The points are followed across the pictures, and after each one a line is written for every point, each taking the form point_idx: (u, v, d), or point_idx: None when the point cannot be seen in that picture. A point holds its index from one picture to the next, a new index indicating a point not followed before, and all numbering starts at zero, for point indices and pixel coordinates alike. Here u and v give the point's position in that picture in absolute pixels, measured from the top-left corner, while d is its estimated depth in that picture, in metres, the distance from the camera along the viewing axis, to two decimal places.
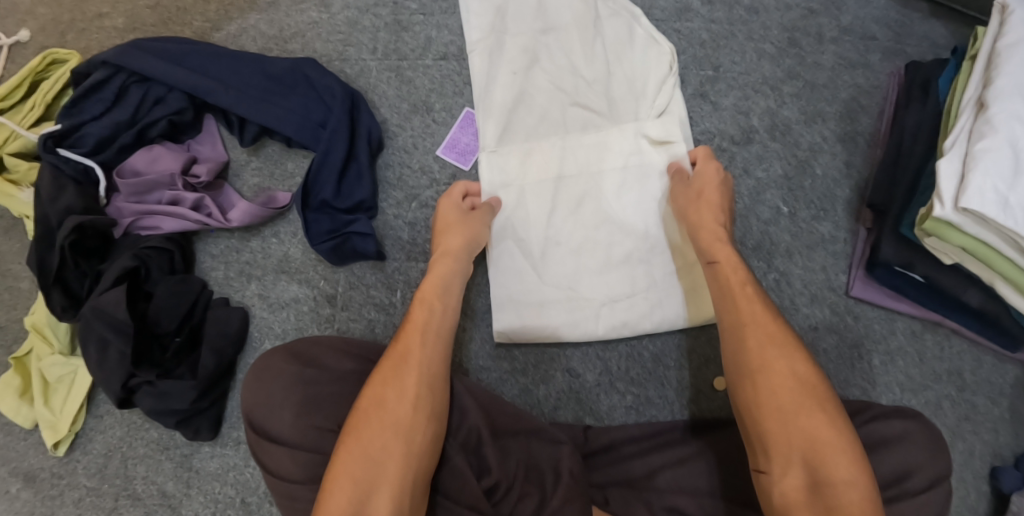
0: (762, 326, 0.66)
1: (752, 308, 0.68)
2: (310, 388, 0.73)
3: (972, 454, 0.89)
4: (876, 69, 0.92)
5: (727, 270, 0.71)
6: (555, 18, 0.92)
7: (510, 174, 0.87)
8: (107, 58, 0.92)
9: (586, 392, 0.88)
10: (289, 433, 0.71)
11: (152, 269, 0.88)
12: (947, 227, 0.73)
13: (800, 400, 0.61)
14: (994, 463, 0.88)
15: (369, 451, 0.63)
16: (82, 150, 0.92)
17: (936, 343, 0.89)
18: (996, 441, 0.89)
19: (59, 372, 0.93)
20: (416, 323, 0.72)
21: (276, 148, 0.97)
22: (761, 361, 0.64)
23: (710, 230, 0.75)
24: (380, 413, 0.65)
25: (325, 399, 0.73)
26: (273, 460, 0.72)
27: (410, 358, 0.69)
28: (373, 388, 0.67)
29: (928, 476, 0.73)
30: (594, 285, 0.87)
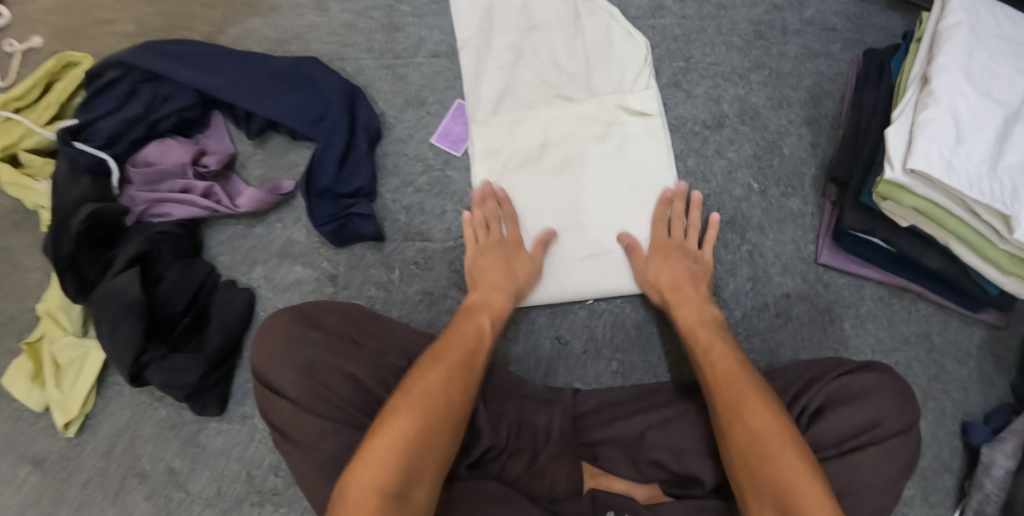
0: (736, 382, 0.70)
1: (727, 364, 0.73)
2: (309, 348, 0.77)
3: (943, 412, 0.94)
4: (837, 58, 1.00)
5: (702, 332, 0.78)
6: (538, 17, 1.00)
7: (498, 141, 0.96)
8: (120, 59, 0.99)
9: (574, 360, 0.93)
10: (291, 387, 0.76)
11: (162, 252, 0.93)
12: (899, 190, 0.80)
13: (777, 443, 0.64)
14: (964, 419, 0.94)
15: (422, 429, 0.65)
16: (96, 144, 0.97)
17: (903, 307, 0.95)
18: (965, 399, 0.95)
19: (71, 355, 0.96)
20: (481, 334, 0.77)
21: (280, 141, 1.03)
22: (741, 406, 0.68)
23: (690, 293, 0.83)
24: (437, 399, 0.67)
25: (329, 365, 0.77)
26: (276, 417, 0.75)
27: (469, 361, 0.73)
28: (427, 375, 0.69)
29: (895, 424, 0.75)
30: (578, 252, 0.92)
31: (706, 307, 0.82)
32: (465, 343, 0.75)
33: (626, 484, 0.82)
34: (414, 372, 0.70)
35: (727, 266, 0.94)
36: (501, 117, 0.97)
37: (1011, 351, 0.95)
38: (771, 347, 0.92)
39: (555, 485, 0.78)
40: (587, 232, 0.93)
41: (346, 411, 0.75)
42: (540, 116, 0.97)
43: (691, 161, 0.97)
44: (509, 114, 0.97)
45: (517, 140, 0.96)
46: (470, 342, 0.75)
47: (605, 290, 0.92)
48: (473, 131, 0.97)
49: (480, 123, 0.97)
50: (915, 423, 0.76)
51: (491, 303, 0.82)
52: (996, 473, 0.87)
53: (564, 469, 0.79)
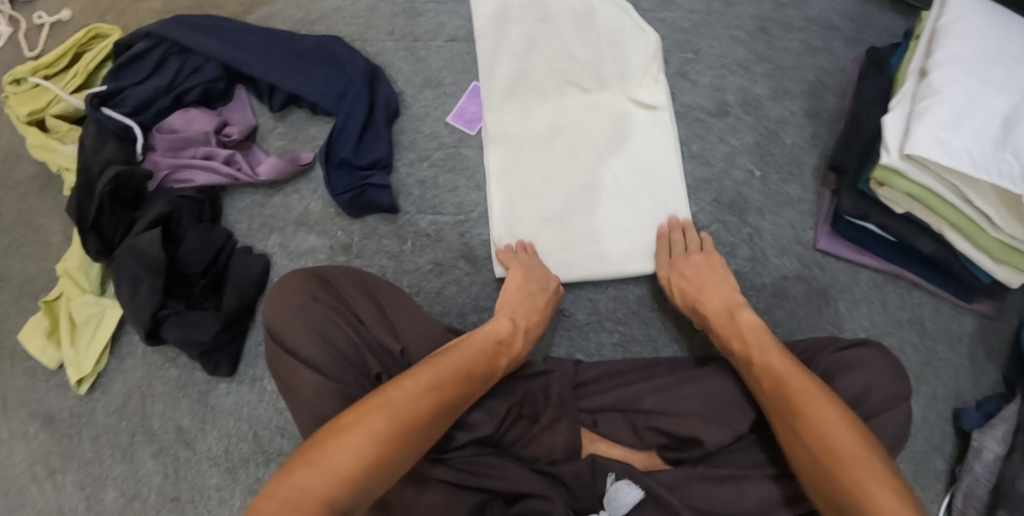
0: (815, 408, 0.65)
1: (803, 384, 0.68)
2: (320, 307, 0.78)
3: (935, 397, 0.97)
4: (839, 54, 1.04)
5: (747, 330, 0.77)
6: (553, 7, 1.03)
7: (512, 126, 1.00)
8: (151, 30, 1.03)
9: (578, 330, 0.95)
10: (298, 342, 0.76)
11: (183, 216, 0.97)
12: (894, 175, 0.84)
13: (855, 477, 0.60)
14: (956, 406, 0.96)
15: (372, 464, 0.60)
16: (125, 110, 1.01)
17: (898, 294, 0.98)
18: (957, 385, 0.97)
19: (88, 312, 0.99)
20: (480, 365, 0.74)
21: (301, 116, 1.06)
22: (823, 433, 0.63)
23: (730, 298, 0.83)
24: (399, 437, 0.63)
25: (338, 327, 0.78)
26: (286, 376, 0.76)
27: (451, 395, 0.69)
28: (399, 403, 0.65)
29: (889, 395, 0.78)
30: (583, 229, 0.95)
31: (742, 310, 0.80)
32: (457, 372, 0.71)
33: (625, 451, 0.83)
34: (382, 394, 0.66)
35: (728, 247, 0.97)
36: (513, 103, 1.01)
37: (1003, 341, 0.98)
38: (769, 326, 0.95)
39: (553, 449, 0.79)
40: (593, 214, 0.95)
41: (356, 373, 0.77)
42: (552, 103, 1.01)
43: (695, 146, 1.01)
44: (522, 102, 1.01)
45: (528, 124, 1.00)
46: (459, 371, 0.71)
47: (610, 271, 0.94)
48: (487, 114, 1.01)
49: (493, 105, 1.01)
50: (908, 394, 0.80)
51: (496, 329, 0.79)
52: (985, 456, 0.89)
53: (565, 431, 0.80)
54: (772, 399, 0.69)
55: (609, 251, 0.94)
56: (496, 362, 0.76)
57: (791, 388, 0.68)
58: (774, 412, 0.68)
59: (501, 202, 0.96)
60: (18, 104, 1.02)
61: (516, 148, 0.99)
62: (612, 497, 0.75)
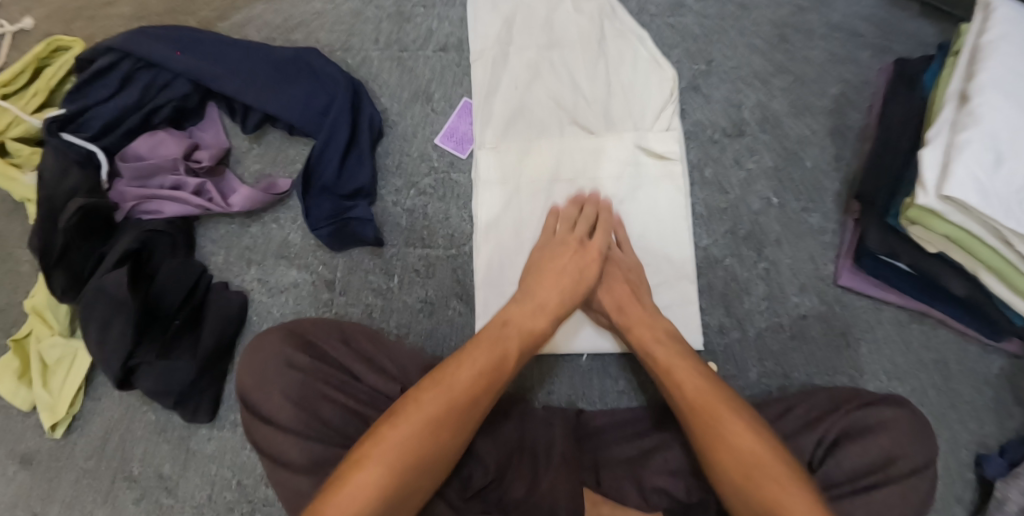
0: (717, 406, 0.66)
1: (700, 385, 0.69)
2: (295, 371, 0.71)
3: (956, 441, 0.90)
4: (866, 65, 0.94)
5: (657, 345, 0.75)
6: (561, 35, 0.97)
7: (508, 168, 0.91)
8: (113, 45, 0.93)
9: (580, 376, 0.88)
10: (275, 412, 0.70)
11: (154, 252, 0.90)
12: (931, 216, 0.76)
13: (764, 472, 0.61)
14: (979, 452, 0.89)
15: (391, 489, 0.58)
16: (86, 135, 0.93)
17: (922, 333, 0.91)
18: (981, 430, 0.90)
19: (58, 353, 0.94)
20: (499, 361, 0.68)
21: (277, 136, 0.98)
22: (724, 437, 0.64)
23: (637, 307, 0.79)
24: (416, 459, 0.60)
25: (322, 392, 0.71)
26: (268, 448, 0.69)
27: (471, 400, 0.64)
28: (416, 420, 0.61)
29: (913, 461, 0.73)
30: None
31: (659, 319, 0.78)
32: (474, 372, 0.66)
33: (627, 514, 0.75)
34: (396, 413, 0.62)
35: (742, 284, 0.90)
36: (511, 140, 0.93)
37: None
38: (784, 370, 0.88)
39: (555, 505, 0.71)
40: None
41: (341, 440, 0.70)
42: (553, 142, 0.92)
43: (708, 171, 0.93)
44: (521, 141, 0.93)
45: (526, 166, 0.91)
46: (478, 374, 0.66)
47: (607, 340, 0.87)
48: (481, 156, 0.92)
49: (488, 142, 0.93)
50: (933, 459, 0.74)
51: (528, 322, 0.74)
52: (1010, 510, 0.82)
53: (567, 489, 0.72)
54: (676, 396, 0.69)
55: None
56: (513, 354, 0.70)
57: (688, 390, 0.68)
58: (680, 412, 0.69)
59: (489, 254, 0.89)
60: None
61: (512, 193, 0.90)
62: None
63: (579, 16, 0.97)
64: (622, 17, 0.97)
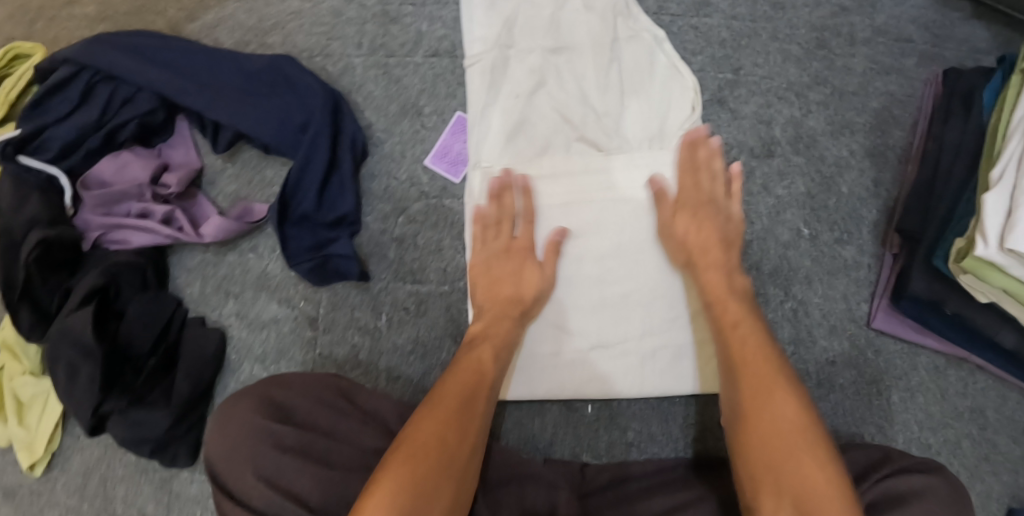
0: (761, 375, 0.60)
1: (753, 352, 0.63)
2: (271, 440, 0.65)
3: (988, 495, 0.80)
4: (911, 75, 0.85)
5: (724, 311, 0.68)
6: (569, 37, 0.85)
7: None
8: (70, 55, 0.85)
9: (585, 427, 0.81)
10: (250, 492, 0.64)
11: (122, 286, 0.83)
12: (990, 268, 0.65)
13: (782, 447, 0.55)
14: (1011, 506, 0.80)
15: (415, 498, 0.55)
16: (47, 157, 0.85)
17: (959, 379, 0.82)
18: (1017, 482, 0.80)
19: (32, 391, 0.88)
20: (481, 371, 0.68)
21: (253, 154, 0.90)
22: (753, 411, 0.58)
23: (715, 253, 0.72)
24: (430, 467, 0.57)
25: (304, 465, 0.64)
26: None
27: (467, 408, 0.64)
28: (422, 433, 0.60)
29: None
30: (588, 331, 0.80)
31: (735, 274, 0.71)
32: (463, 386, 0.65)
33: None
34: (405, 435, 0.60)
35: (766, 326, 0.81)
36: (510, 161, 0.82)
37: None
38: None
39: None
40: (601, 314, 0.79)
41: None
42: (556, 163, 0.82)
43: None
44: (520, 161, 0.82)
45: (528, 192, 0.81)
46: (465, 386, 0.65)
47: (616, 388, 0.79)
48: (474, 180, 0.82)
49: (485, 165, 0.82)
50: None
51: (496, 331, 0.73)
52: None
53: None
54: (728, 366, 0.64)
55: (616, 363, 0.79)
56: (489, 361, 0.69)
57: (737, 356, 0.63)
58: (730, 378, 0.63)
59: None
60: None
61: None
62: None
63: (588, 14, 0.85)
64: (638, 15, 0.85)
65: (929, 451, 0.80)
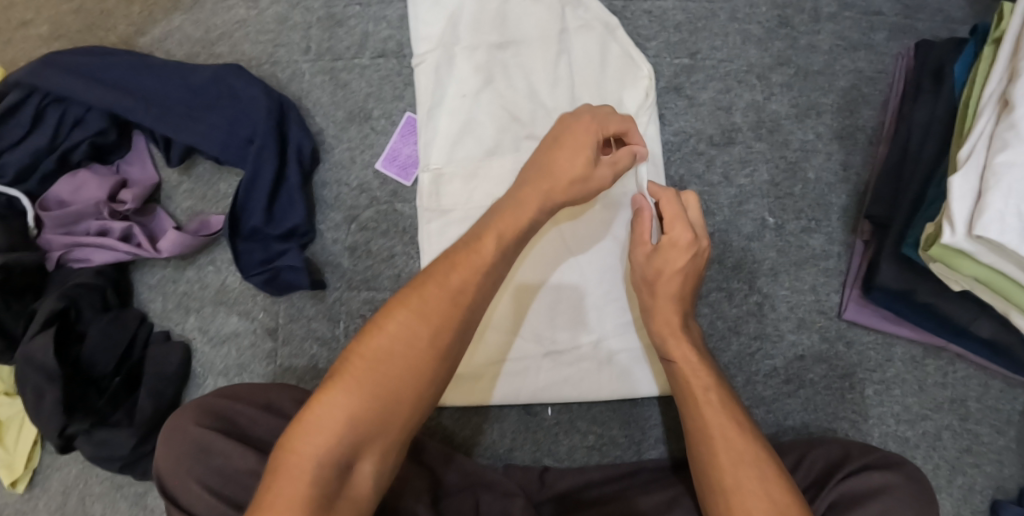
0: (737, 453, 0.57)
1: (725, 427, 0.59)
2: (210, 450, 0.66)
3: (971, 488, 0.78)
4: (881, 50, 0.80)
5: (688, 371, 0.64)
6: (515, 30, 0.82)
7: (454, 199, 0.80)
8: (19, 79, 0.84)
9: (544, 432, 0.80)
10: (196, 501, 0.65)
11: (82, 308, 0.83)
12: (959, 255, 0.61)
13: (737, 456, 0.57)
14: (993, 496, 0.78)
15: (368, 413, 0.49)
16: (3, 182, 0.85)
17: (938, 369, 0.79)
18: (1000, 473, 0.78)
19: (7, 412, 0.90)
20: (481, 256, 0.55)
21: (208, 167, 0.90)
22: (732, 493, 0.55)
23: (665, 313, 0.67)
24: (395, 383, 0.50)
25: (245, 474, 0.65)
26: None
27: (458, 304, 0.53)
28: (396, 329, 0.51)
29: None
30: (538, 336, 0.78)
31: (688, 324, 0.68)
32: (458, 277, 0.54)
33: None
34: (366, 342, 0.51)
35: (730, 323, 0.77)
36: (459, 164, 0.80)
37: None
38: (776, 419, 0.77)
39: None
40: (554, 318, 0.78)
41: None
42: (507, 163, 0.80)
43: (691, 190, 0.79)
44: (469, 164, 0.80)
45: (475, 195, 0.79)
46: (451, 283, 0.53)
47: (574, 396, 0.78)
48: (422, 183, 0.81)
49: (431, 168, 0.80)
50: None
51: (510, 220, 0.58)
52: None
53: None
54: (692, 438, 0.61)
55: (570, 368, 0.78)
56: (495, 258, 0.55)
57: (708, 429, 0.59)
58: (693, 459, 0.60)
59: None
60: None
61: (462, 226, 0.79)
62: None
63: (535, 5, 0.82)
64: (586, 2, 0.82)
65: (906, 445, 0.78)
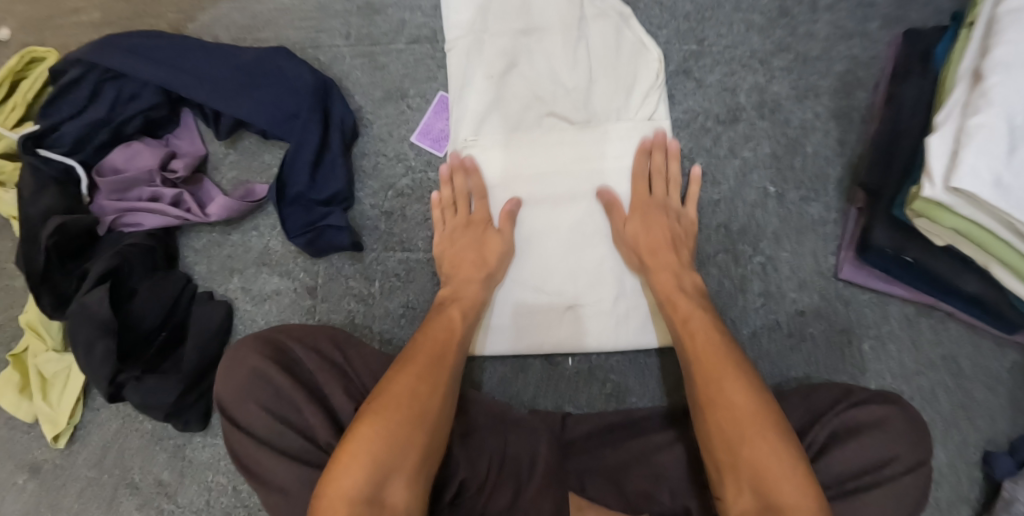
0: (716, 364, 0.66)
1: (706, 343, 0.68)
2: (267, 379, 0.74)
3: (966, 441, 0.85)
4: (874, 38, 0.88)
5: (681, 299, 0.74)
6: (539, 19, 0.90)
7: (487, 167, 0.87)
8: (80, 56, 0.90)
9: (565, 380, 0.87)
10: (254, 423, 0.74)
11: (134, 267, 0.89)
12: (939, 207, 0.69)
13: (721, 368, 0.65)
14: (986, 448, 0.85)
15: (372, 460, 0.60)
16: (61, 150, 0.91)
17: (931, 328, 0.86)
18: (991, 428, 0.85)
19: (54, 368, 0.95)
20: (453, 319, 0.75)
21: (253, 141, 0.97)
22: (713, 386, 0.65)
23: (664, 254, 0.78)
24: (388, 431, 0.62)
25: (298, 402, 0.74)
26: (266, 471, 0.72)
27: (442, 359, 0.70)
28: (397, 387, 0.65)
29: (906, 462, 0.71)
30: (563, 288, 0.85)
31: (683, 274, 0.77)
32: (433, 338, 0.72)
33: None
34: (365, 414, 0.63)
35: (736, 282, 0.85)
36: (489, 136, 0.88)
37: None
38: (780, 370, 0.84)
39: None
40: (576, 278, 0.85)
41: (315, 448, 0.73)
42: (532, 137, 0.87)
43: (700, 161, 0.88)
44: (496, 137, 0.88)
45: (504, 163, 0.87)
46: (435, 341, 0.72)
47: (592, 345, 0.85)
48: (455, 152, 0.88)
49: (464, 140, 0.88)
50: (930, 457, 0.72)
51: (464, 293, 0.79)
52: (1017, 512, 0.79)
53: (550, 505, 0.74)
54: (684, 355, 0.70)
55: (590, 323, 0.85)
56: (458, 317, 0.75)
57: (694, 345, 0.69)
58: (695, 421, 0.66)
59: None
60: None
61: (494, 192, 0.87)
62: None
63: None
64: None
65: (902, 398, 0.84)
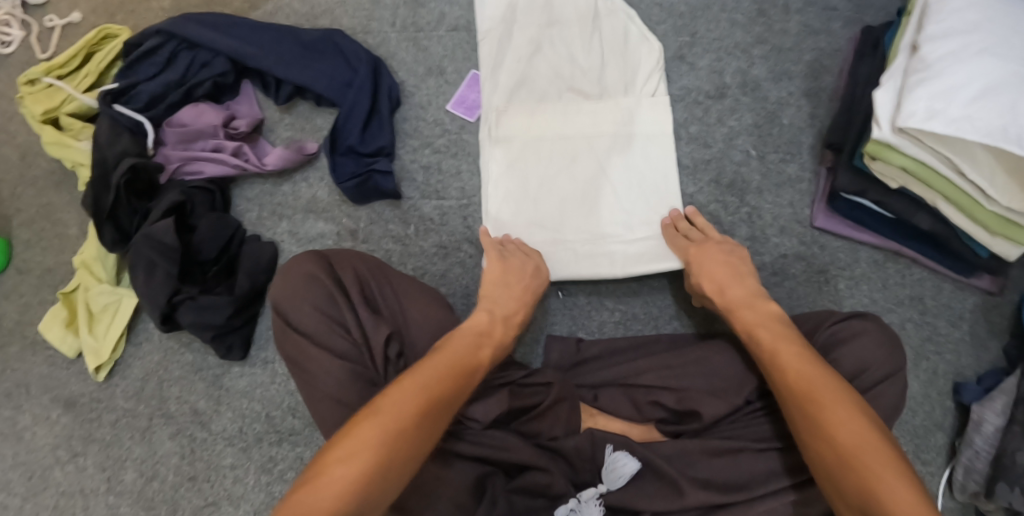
0: (818, 383, 0.68)
1: (803, 365, 0.71)
2: (318, 283, 0.80)
3: (935, 373, 0.97)
4: (837, 35, 1.07)
5: (763, 318, 0.79)
6: (559, 14, 1.05)
7: (514, 132, 1.01)
8: (160, 27, 1.04)
9: (580, 310, 0.99)
10: (304, 323, 0.78)
11: (196, 205, 1.00)
12: (887, 148, 0.81)
13: (821, 389, 0.68)
14: (954, 379, 0.96)
15: (358, 487, 0.59)
16: (135, 106, 1.03)
17: (898, 271, 0.99)
18: (958, 361, 0.97)
19: (105, 300, 1.01)
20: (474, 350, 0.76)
21: (307, 107, 1.10)
22: (814, 402, 0.67)
23: (740, 290, 0.84)
24: (385, 461, 0.62)
25: (344, 305, 0.79)
26: (313, 367, 0.77)
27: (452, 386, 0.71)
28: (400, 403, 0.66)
29: (883, 370, 0.79)
30: (580, 231, 0.97)
31: (761, 303, 0.81)
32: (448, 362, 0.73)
33: (624, 423, 0.87)
34: (361, 424, 0.64)
35: (727, 227, 1.00)
36: (517, 107, 1.02)
37: (1005, 317, 0.97)
38: None
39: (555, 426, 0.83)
40: (589, 223, 0.97)
41: (357, 350, 0.79)
42: (553, 108, 1.02)
43: (693, 128, 1.04)
44: (523, 108, 1.02)
45: (530, 128, 1.01)
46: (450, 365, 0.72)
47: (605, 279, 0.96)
48: (488, 118, 1.02)
49: (496, 108, 1.03)
50: (903, 367, 0.80)
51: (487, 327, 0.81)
52: (986, 430, 0.89)
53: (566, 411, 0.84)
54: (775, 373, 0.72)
55: (603, 259, 0.96)
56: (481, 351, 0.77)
57: (790, 364, 0.71)
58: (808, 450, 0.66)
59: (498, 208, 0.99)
60: (33, 103, 1.05)
61: (518, 153, 1.01)
62: (611, 466, 0.77)
63: None
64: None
65: None
